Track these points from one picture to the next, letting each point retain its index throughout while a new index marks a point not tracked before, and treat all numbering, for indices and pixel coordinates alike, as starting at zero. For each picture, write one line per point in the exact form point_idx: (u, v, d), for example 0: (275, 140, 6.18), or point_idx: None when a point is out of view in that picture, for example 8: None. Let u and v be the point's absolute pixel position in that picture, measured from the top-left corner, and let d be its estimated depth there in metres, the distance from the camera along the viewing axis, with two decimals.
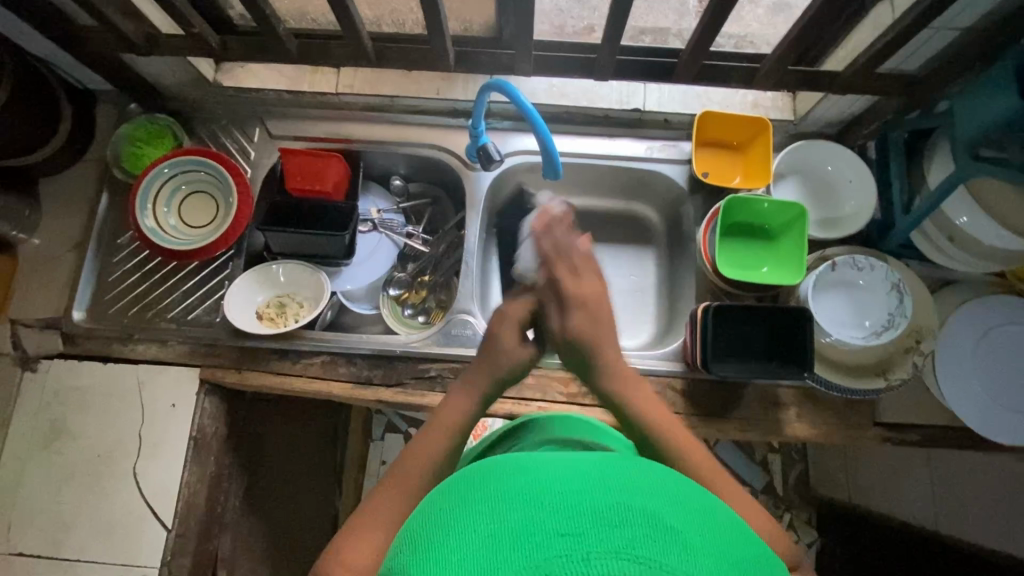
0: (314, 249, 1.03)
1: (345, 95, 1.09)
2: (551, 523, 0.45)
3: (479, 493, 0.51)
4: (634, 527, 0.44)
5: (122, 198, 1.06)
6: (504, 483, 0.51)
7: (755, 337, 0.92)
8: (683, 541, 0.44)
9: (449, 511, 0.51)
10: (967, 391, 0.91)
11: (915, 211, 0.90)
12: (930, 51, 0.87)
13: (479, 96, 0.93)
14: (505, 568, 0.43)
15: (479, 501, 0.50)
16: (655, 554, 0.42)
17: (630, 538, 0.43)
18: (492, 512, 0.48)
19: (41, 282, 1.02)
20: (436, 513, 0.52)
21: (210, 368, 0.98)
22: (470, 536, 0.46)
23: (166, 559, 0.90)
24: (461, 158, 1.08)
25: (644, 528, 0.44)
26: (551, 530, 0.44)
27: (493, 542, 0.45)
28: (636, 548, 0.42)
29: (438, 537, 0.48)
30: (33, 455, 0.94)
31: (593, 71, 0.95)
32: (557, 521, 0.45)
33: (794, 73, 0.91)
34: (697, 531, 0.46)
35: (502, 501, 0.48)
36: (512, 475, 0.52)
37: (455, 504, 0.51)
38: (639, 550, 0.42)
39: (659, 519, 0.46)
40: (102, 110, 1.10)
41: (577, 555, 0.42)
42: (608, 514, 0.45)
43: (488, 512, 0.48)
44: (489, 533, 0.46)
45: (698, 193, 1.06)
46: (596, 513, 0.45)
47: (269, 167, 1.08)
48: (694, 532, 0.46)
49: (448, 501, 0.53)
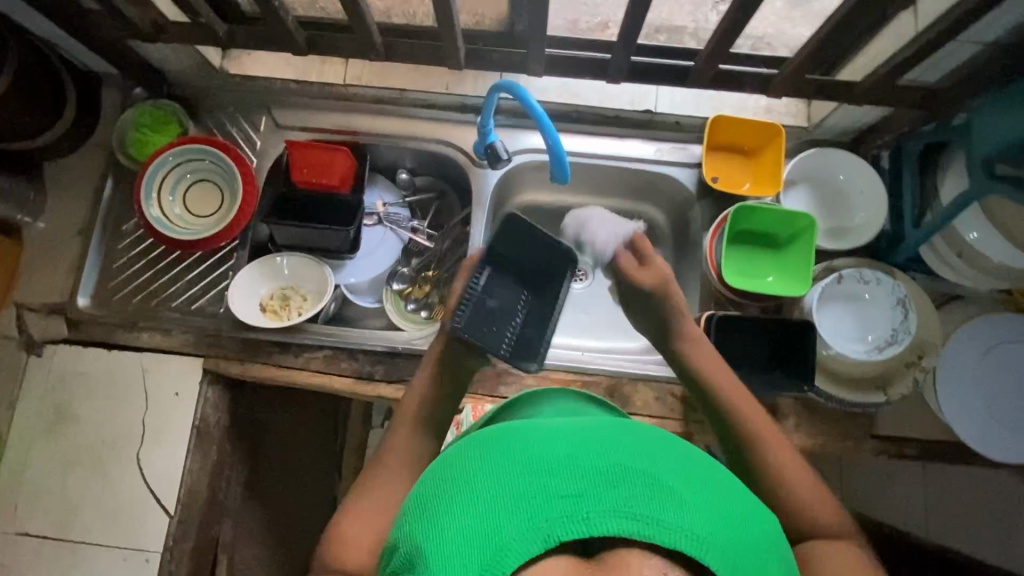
0: (320, 242, 1.04)
1: (353, 87, 1.08)
2: (552, 484, 0.45)
3: (480, 454, 0.51)
4: (632, 486, 0.45)
5: (128, 184, 1.05)
6: (505, 443, 0.51)
7: (758, 346, 0.92)
8: (679, 498, 0.45)
9: (450, 473, 0.51)
10: (966, 408, 0.91)
11: (926, 225, 0.90)
12: (952, 64, 0.85)
13: (490, 95, 0.91)
14: (509, 529, 0.43)
15: (481, 459, 0.50)
16: (652, 511, 0.43)
17: (627, 497, 0.44)
18: (491, 472, 0.48)
19: (47, 267, 1.03)
20: (439, 475, 0.52)
21: (213, 358, 0.99)
22: (473, 494, 0.47)
23: (168, 544, 0.92)
24: (469, 154, 1.07)
25: (641, 487, 0.45)
26: (551, 491, 0.45)
27: (495, 500, 0.46)
28: (632, 506, 0.43)
29: (439, 500, 0.48)
30: (39, 437, 0.95)
31: (605, 72, 0.94)
32: (558, 482, 0.45)
33: (812, 81, 0.89)
34: (692, 488, 0.46)
35: (504, 461, 0.49)
36: (512, 436, 0.52)
37: (453, 467, 0.52)
38: (636, 507, 0.43)
39: (658, 479, 0.46)
40: (107, 93, 1.08)
41: (576, 515, 0.43)
42: (605, 474, 0.46)
43: (490, 470, 0.48)
44: (491, 493, 0.46)
45: (708, 198, 1.05)
46: (596, 473, 0.46)
47: (275, 158, 1.07)
48: (691, 490, 0.46)
49: (448, 465, 0.53)
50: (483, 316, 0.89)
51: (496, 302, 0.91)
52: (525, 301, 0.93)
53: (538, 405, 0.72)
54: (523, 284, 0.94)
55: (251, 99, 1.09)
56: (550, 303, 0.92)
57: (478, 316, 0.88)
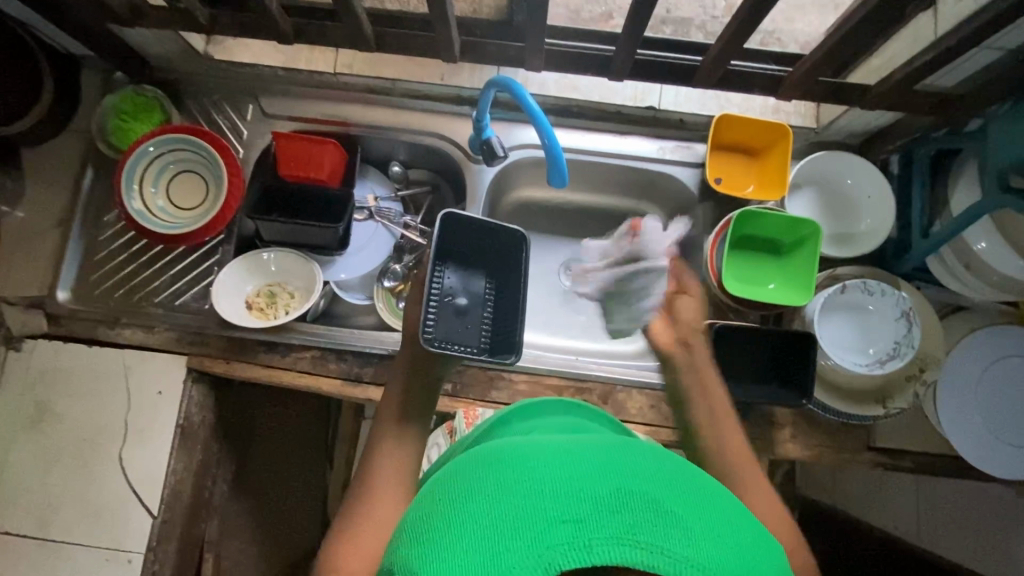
0: (308, 239, 1.00)
1: (343, 76, 1.04)
2: (553, 509, 0.43)
3: (474, 475, 0.49)
4: (635, 511, 0.43)
5: (109, 174, 1.01)
6: (501, 462, 0.48)
7: (756, 357, 0.90)
8: (684, 526, 0.43)
9: (445, 496, 0.48)
10: (966, 422, 0.89)
11: (934, 236, 0.87)
12: (971, 69, 0.81)
13: (484, 93, 0.87)
14: (508, 559, 0.41)
15: (476, 481, 0.48)
16: (656, 539, 0.41)
17: (631, 523, 0.42)
18: (487, 496, 0.45)
19: (25, 258, 0.99)
20: (433, 497, 0.50)
21: (198, 357, 0.96)
22: (470, 520, 0.44)
23: (151, 545, 0.90)
24: (464, 149, 1.03)
25: (644, 512, 0.43)
26: (551, 516, 0.43)
27: (494, 527, 0.43)
28: (637, 533, 0.42)
29: (433, 526, 0.46)
30: (19, 435, 0.92)
31: (608, 67, 0.89)
32: (558, 506, 0.43)
33: (824, 83, 0.85)
34: (697, 513, 0.45)
35: (501, 484, 0.46)
36: (508, 454, 0.50)
37: (447, 488, 0.49)
38: (640, 535, 0.42)
39: (661, 504, 0.44)
40: (87, 77, 1.04)
41: (579, 543, 0.41)
42: (608, 498, 0.44)
43: (487, 494, 0.46)
44: (489, 518, 0.44)
45: (710, 200, 1.01)
46: (598, 497, 0.44)
47: (262, 149, 1.03)
48: (695, 514, 0.45)
49: (441, 486, 0.51)
50: (451, 319, 0.86)
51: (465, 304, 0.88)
52: (490, 290, 0.88)
53: (532, 415, 0.71)
54: (481, 270, 0.89)
55: (237, 86, 1.04)
56: (509, 281, 0.87)
57: (447, 320, 0.86)
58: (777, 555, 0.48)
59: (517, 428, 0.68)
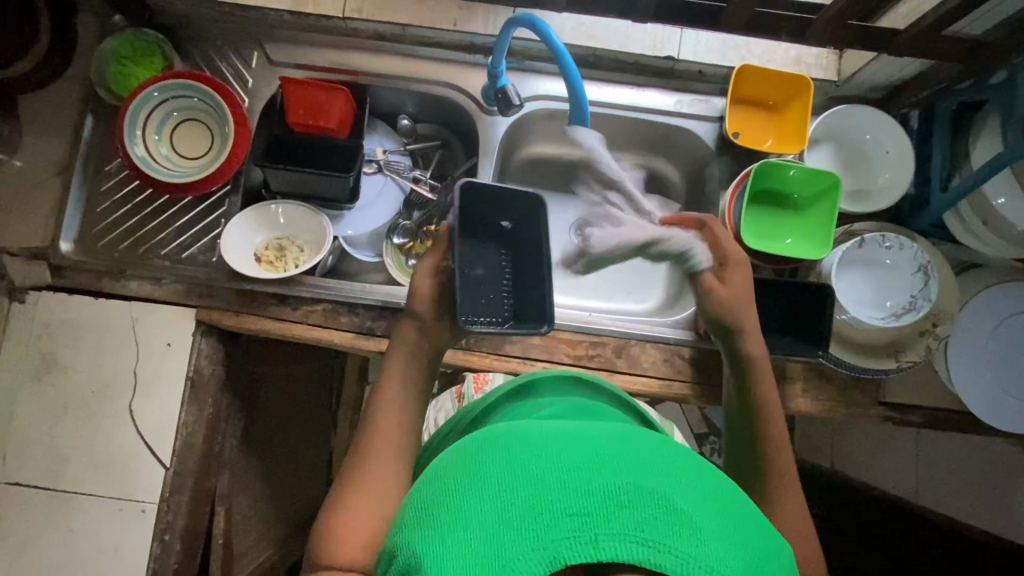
0: (317, 190, 0.98)
1: (352, 21, 0.98)
2: (559, 500, 0.42)
3: (482, 461, 0.47)
4: (645, 507, 0.41)
5: (109, 123, 0.98)
6: (510, 449, 0.47)
7: (772, 311, 0.90)
8: (694, 524, 0.41)
9: (450, 482, 0.47)
10: (975, 376, 0.90)
11: (954, 189, 0.86)
12: (1001, 15, 0.80)
13: (505, 31, 0.84)
14: (512, 551, 0.40)
15: (484, 468, 0.46)
16: (664, 538, 0.40)
17: (639, 520, 0.41)
18: (494, 484, 0.44)
19: (25, 208, 0.96)
20: (439, 481, 0.49)
21: (206, 309, 0.94)
22: (474, 508, 0.43)
23: (164, 495, 0.90)
24: (477, 100, 1.00)
25: (654, 510, 0.41)
26: (558, 509, 0.41)
27: (499, 516, 0.42)
28: (645, 531, 0.40)
29: (439, 512, 0.45)
30: (25, 386, 0.91)
31: (630, 11, 0.87)
32: (565, 499, 0.42)
33: (852, 29, 0.83)
34: (708, 512, 0.43)
35: (508, 473, 0.45)
36: (516, 440, 0.48)
37: (452, 475, 0.48)
38: (649, 532, 0.40)
39: (672, 501, 0.42)
40: (84, 20, 0.99)
41: (585, 537, 0.40)
42: (617, 492, 0.42)
43: (493, 484, 0.44)
44: (495, 507, 0.43)
45: (727, 155, 1.00)
46: (606, 491, 0.42)
47: (268, 97, 1.00)
48: (706, 513, 0.43)
49: (446, 471, 0.50)
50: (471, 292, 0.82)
51: (485, 277, 0.84)
52: (507, 259, 0.85)
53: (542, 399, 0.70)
54: (496, 244, 0.85)
55: (243, 32, 1.01)
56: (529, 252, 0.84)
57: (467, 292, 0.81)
58: (786, 557, 0.46)
59: (526, 412, 0.66)
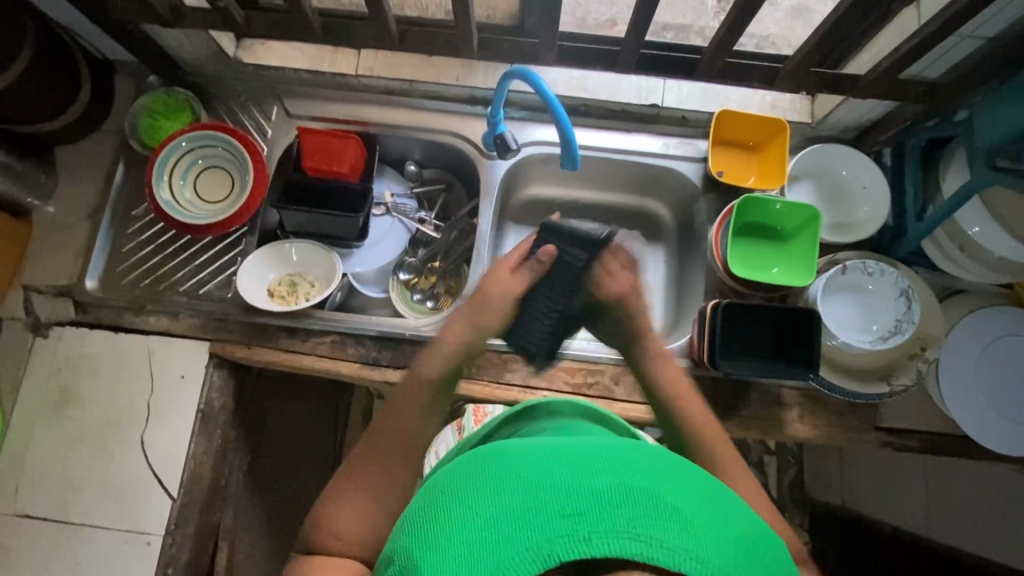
0: (330, 229, 1.04)
1: (364, 77, 1.08)
2: (552, 504, 0.43)
3: (477, 474, 0.49)
4: (636, 505, 0.43)
5: (139, 170, 1.06)
6: (503, 462, 0.49)
7: (763, 336, 0.93)
8: (683, 519, 0.43)
9: (447, 494, 0.49)
10: (968, 399, 0.91)
11: (928, 218, 0.91)
12: (954, 59, 0.87)
13: (501, 83, 0.92)
14: (507, 551, 0.42)
15: (480, 479, 0.48)
16: (654, 532, 0.41)
17: (628, 516, 0.42)
18: (490, 493, 0.46)
19: (55, 249, 1.03)
20: (435, 495, 0.50)
21: (220, 342, 0.99)
22: (470, 516, 0.45)
23: (170, 527, 0.91)
24: (478, 145, 1.08)
25: (643, 506, 0.43)
26: (552, 511, 0.43)
27: (495, 521, 0.44)
28: (635, 526, 0.41)
29: (436, 523, 0.46)
30: (42, 417, 0.94)
31: (614, 63, 0.99)
32: (558, 501, 0.44)
33: (817, 75, 0.91)
34: (696, 509, 0.44)
35: (502, 483, 0.47)
36: (511, 453, 0.50)
37: (449, 488, 0.50)
38: (639, 527, 0.41)
39: (661, 498, 0.44)
40: (122, 81, 1.10)
41: (577, 535, 0.41)
42: (607, 493, 0.44)
43: (489, 493, 0.46)
44: (490, 515, 0.44)
45: (713, 192, 1.06)
46: (597, 492, 0.44)
47: (285, 146, 1.08)
48: (695, 509, 0.44)
49: (441, 488, 0.51)
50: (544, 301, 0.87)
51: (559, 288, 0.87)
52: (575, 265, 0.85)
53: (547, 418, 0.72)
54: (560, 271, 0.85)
55: (263, 88, 1.11)
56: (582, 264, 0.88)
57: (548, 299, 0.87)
58: (779, 554, 0.47)
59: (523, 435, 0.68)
